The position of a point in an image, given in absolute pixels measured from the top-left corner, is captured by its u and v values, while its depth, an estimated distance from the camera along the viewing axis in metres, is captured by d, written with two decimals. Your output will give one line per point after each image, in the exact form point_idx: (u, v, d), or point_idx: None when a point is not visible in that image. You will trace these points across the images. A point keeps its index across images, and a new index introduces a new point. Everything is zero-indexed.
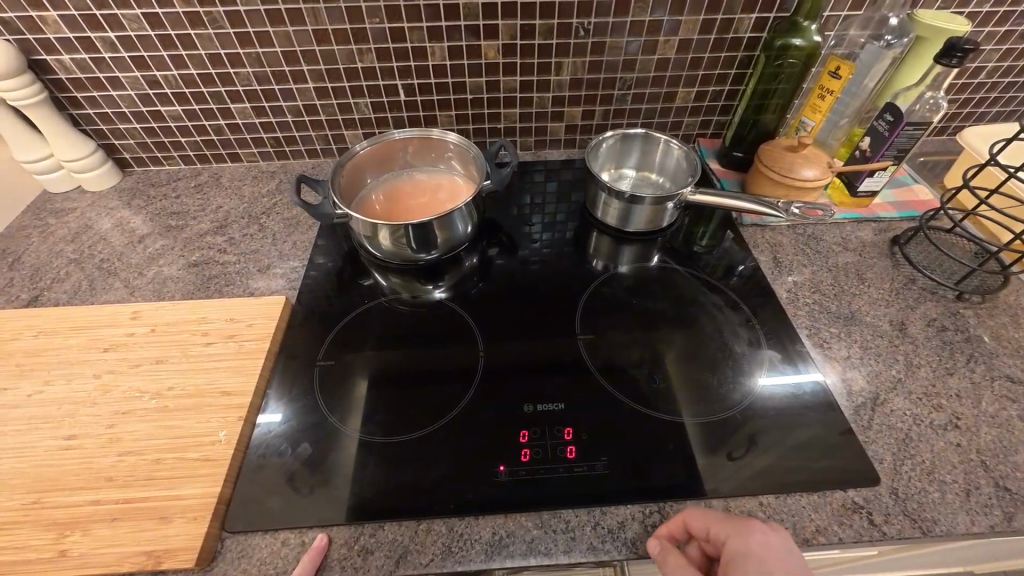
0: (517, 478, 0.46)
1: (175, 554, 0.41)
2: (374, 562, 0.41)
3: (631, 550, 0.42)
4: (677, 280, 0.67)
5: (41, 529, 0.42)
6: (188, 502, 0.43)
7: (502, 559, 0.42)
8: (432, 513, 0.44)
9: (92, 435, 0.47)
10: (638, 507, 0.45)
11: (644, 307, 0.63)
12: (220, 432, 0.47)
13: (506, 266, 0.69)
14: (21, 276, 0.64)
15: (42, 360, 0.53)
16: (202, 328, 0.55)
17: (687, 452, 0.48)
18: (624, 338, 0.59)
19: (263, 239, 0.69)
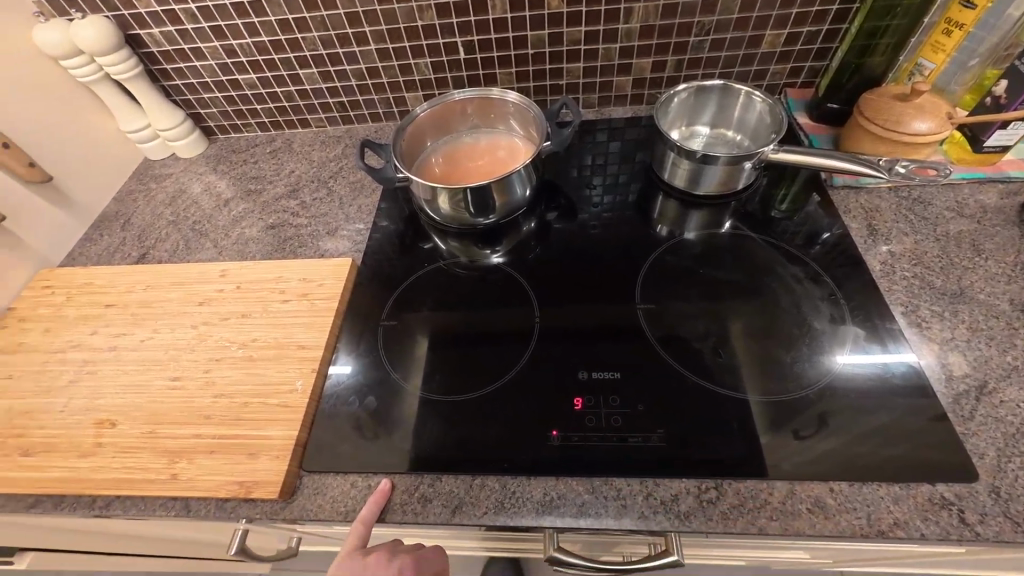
0: (569, 444, 0.46)
1: (263, 486, 0.46)
2: (432, 510, 0.44)
3: (684, 524, 0.41)
4: (751, 248, 0.62)
5: (157, 455, 0.48)
6: (271, 443, 0.48)
7: (553, 518, 0.43)
8: (486, 470, 0.46)
9: (193, 378, 0.53)
10: (694, 482, 0.43)
11: (712, 276, 0.59)
12: (296, 382, 0.52)
13: (564, 231, 0.67)
14: (131, 236, 0.72)
15: (152, 311, 0.60)
16: (280, 287, 0.60)
17: (750, 430, 0.46)
18: (687, 309, 0.56)
19: (332, 203, 0.73)
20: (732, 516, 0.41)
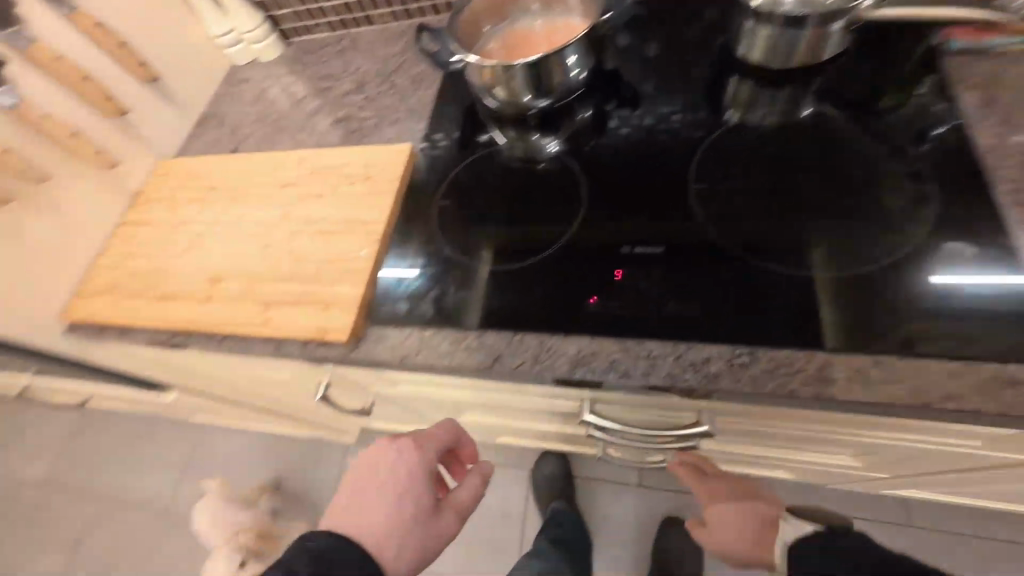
0: (605, 309, 0.48)
1: (335, 330, 0.53)
2: (476, 357, 0.49)
3: (712, 382, 0.43)
4: (844, 143, 0.54)
5: (253, 304, 0.58)
6: (342, 297, 0.55)
7: (585, 371, 0.46)
8: (524, 327, 0.49)
9: (279, 246, 0.61)
10: (728, 347, 0.44)
11: (787, 170, 0.54)
12: (362, 250, 0.58)
13: (630, 136, 0.62)
14: (226, 132, 0.81)
15: (245, 192, 0.68)
16: (348, 171, 0.65)
17: (809, 308, 0.44)
18: (755, 205, 0.52)
19: (394, 96, 0.75)
20: (762, 379, 0.42)
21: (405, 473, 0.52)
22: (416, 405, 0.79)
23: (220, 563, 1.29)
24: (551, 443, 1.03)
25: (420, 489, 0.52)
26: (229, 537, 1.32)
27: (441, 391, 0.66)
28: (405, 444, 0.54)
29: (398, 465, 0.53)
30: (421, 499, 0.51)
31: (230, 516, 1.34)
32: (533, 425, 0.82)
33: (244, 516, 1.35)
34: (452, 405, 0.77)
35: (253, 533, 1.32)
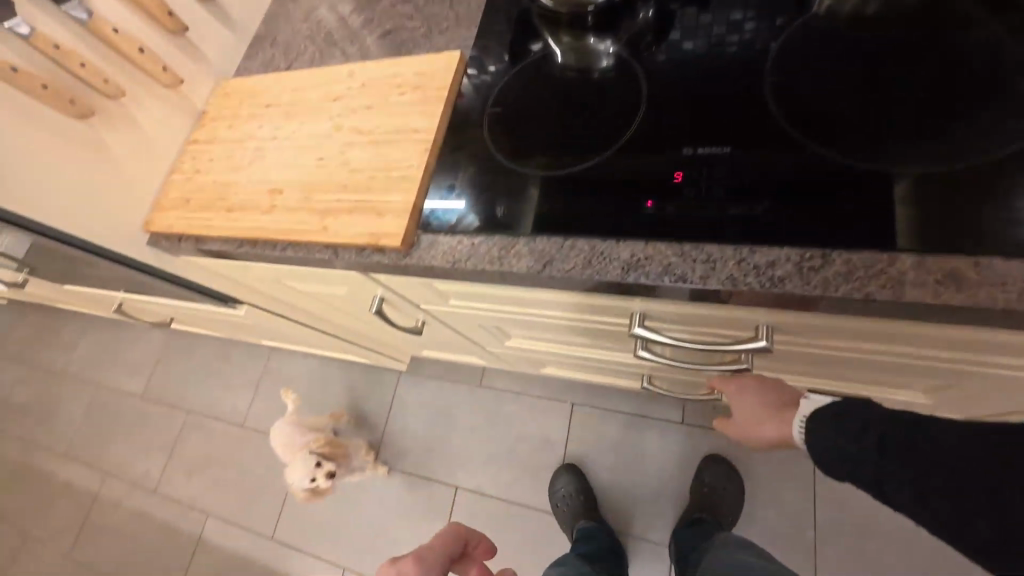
0: (662, 213, 0.46)
1: (388, 236, 0.54)
2: (525, 263, 0.49)
3: (777, 286, 0.40)
4: (950, 43, 0.48)
5: (312, 213, 0.60)
6: (394, 206, 0.56)
7: (638, 275, 0.45)
8: (577, 233, 0.48)
9: (333, 158, 0.62)
10: (797, 250, 0.41)
11: (880, 71, 0.48)
12: (413, 160, 0.58)
13: (695, 51, 0.55)
14: (278, 51, 0.81)
15: (299, 108, 0.69)
16: (397, 82, 0.64)
17: (901, 205, 0.40)
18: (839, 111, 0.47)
19: (442, 4, 0.72)
20: (835, 282, 0.39)
21: None
22: (464, 324, 0.81)
23: (295, 468, 1.30)
24: (596, 372, 1.05)
25: None
26: (300, 448, 1.34)
27: (492, 307, 0.68)
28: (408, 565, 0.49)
29: None
30: None
31: (295, 431, 1.37)
32: (580, 348, 0.83)
33: (310, 432, 1.38)
34: (501, 325, 0.79)
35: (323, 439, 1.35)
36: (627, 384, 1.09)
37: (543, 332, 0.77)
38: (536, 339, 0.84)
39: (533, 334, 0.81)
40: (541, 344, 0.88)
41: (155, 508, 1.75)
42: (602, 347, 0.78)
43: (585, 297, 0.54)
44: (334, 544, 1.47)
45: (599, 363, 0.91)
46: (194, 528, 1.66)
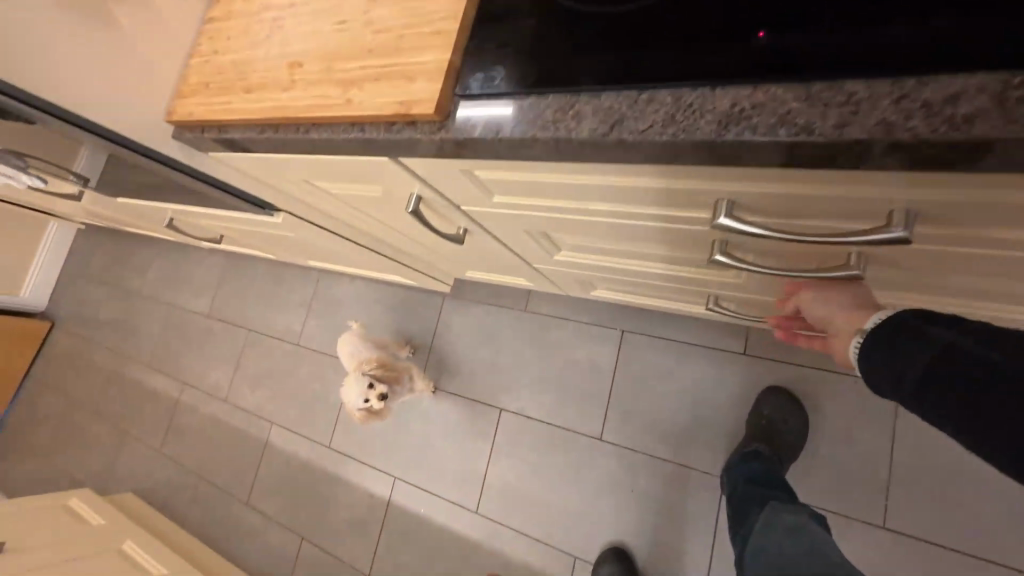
0: (780, 44, 0.35)
1: (420, 104, 0.45)
2: (586, 126, 0.39)
3: (952, 130, 0.30)
4: None
5: (334, 86, 0.51)
6: (427, 68, 0.46)
7: (740, 130, 0.35)
8: (658, 80, 0.37)
9: (356, 20, 0.53)
10: (990, 76, 0.29)
11: None
12: (448, 14, 0.48)
13: None
14: None
15: None
16: None
17: None
18: None
19: None
20: None
21: None
22: (509, 230, 0.73)
23: (352, 387, 1.32)
24: (653, 292, 0.96)
25: None
26: (357, 366, 1.35)
27: (544, 202, 0.59)
28: None
29: None
30: None
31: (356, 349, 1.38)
32: (639, 258, 0.74)
33: (370, 351, 1.39)
34: (553, 230, 0.70)
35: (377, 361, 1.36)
36: (687, 307, 1.00)
37: (599, 236, 0.68)
38: (590, 248, 0.75)
39: (587, 239, 0.72)
40: (594, 255, 0.80)
41: (227, 414, 1.91)
42: (667, 255, 0.68)
43: (654, 177, 0.44)
44: (385, 455, 1.55)
45: (659, 278, 0.81)
46: (261, 434, 1.80)
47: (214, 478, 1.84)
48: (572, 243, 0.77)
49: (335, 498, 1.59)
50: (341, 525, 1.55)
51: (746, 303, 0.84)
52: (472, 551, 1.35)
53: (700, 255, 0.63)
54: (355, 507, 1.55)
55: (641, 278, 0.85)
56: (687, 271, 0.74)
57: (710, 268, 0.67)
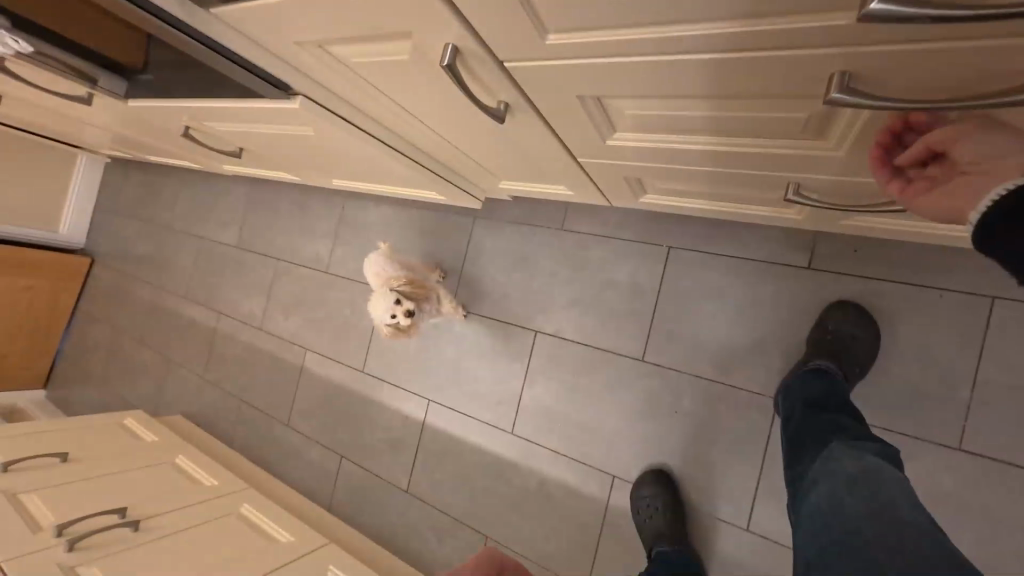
0: None
1: None
2: None
3: None
4: None
5: None
6: None
7: None
8: None
9: None
10: None
11: None
12: None
13: None
14: None
15: None
16: None
17: None
18: None
19: None
20: None
21: None
22: (563, 86, 0.63)
23: (378, 300, 1.28)
24: (718, 184, 0.84)
25: None
26: (383, 281, 1.31)
27: (611, 23, 0.50)
28: None
29: None
30: None
31: (380, 266, 1.31)
32: (719, 117, 0.62)
33: (400, 268, 1.33)
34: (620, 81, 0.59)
35: (405, 278, 1.31)
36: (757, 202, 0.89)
37: (673, 84, 0.57)
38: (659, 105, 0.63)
39: (657, 94, 0.60)
40: (657, 124, 0.69)
41: (262, 341, 1.93)
42: (759, 99, 0.56)
43: None
44: (419, 377, 1.54)
45: (733, 155, 0.70)
46: (296, 359, 1.83)
47: (256, 401, 1.90)
48: (630, 111, 0.67)
49: (372, 418, 1.61)
50: (378, 444, 1.58)
51: (838, 182, 0.71)
52: (509, 468, 1.35)
53: (809, 102, 0.54)
54: (392, 427, 1.57)
55: (709, 161, 0.73)
56: (776, 129, 0.62)
57: (770, 123, 0.61)
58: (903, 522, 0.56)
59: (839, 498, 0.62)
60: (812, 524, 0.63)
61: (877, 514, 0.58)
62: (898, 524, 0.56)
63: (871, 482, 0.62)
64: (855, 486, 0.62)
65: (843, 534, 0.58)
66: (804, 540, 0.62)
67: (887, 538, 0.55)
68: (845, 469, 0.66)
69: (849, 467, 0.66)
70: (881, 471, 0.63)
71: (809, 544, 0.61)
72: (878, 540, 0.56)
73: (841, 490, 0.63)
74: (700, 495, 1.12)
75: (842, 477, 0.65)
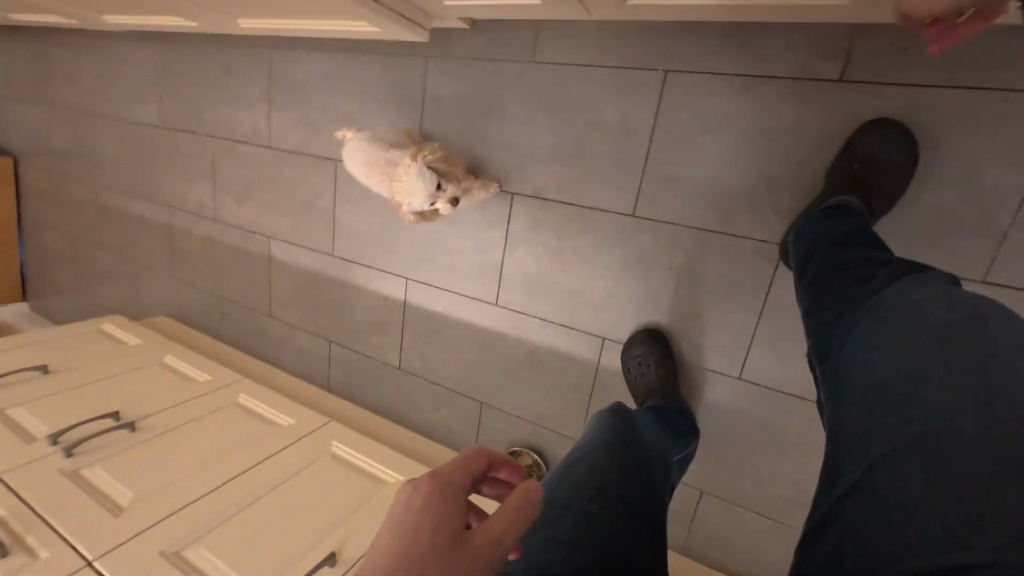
0: None
1: None
2: None
3: None
4: None
5: None
6: None
7: None
8: None
9: None
10: None
11: None
12: None
13: None
14: None
15: None
16: None
17: None
18: None
19: None
20: None
21: (425, 513, 0.46)
22: None
23: (416, 184, 1.05)
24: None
25: (435, 518, 0.46)
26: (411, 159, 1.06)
27: None
28: (425, 487, 0.48)
29: (409, 508, 0.46)
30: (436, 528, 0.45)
31: (366, 153, 1.12)
32: None
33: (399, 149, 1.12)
34: None
35: (440, 153, 1.08)
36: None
37: None
38: None
39: None
40: None
41: (221, 232, 1.77)
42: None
43: None
44: (393, 257, 1.42)
45: None
46: (261, 250, 1.69)
47: (232, 295, 1.82)
48: None
49: (352, 303, 1.53)
50: (363, 327, 1.54)
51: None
52: (496, 340, 1.32)
53: None
54: (374, 310, 1.50)
55: None
56: None
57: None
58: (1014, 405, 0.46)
59: (902, 352, 0.55)
60: (878, 404, 0.53)
61: (966, 386, 0.49)
62: (1006, 412, 0.46)
63: (972, 342, 0.51)
64: (940, 341, 0.53)
65: (911, 406, 0.51)
66: (866, 423, 0.53)
67: (974, 419, 0.47)
68: (923, 315, 0.56)
69: (931, 312, 0.56)
70: (983, 323, 0.53)
71: (874, 431, 0.52)
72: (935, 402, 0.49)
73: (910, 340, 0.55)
74: (692, 351, 1.09)
75: (918, 323, 0.56)
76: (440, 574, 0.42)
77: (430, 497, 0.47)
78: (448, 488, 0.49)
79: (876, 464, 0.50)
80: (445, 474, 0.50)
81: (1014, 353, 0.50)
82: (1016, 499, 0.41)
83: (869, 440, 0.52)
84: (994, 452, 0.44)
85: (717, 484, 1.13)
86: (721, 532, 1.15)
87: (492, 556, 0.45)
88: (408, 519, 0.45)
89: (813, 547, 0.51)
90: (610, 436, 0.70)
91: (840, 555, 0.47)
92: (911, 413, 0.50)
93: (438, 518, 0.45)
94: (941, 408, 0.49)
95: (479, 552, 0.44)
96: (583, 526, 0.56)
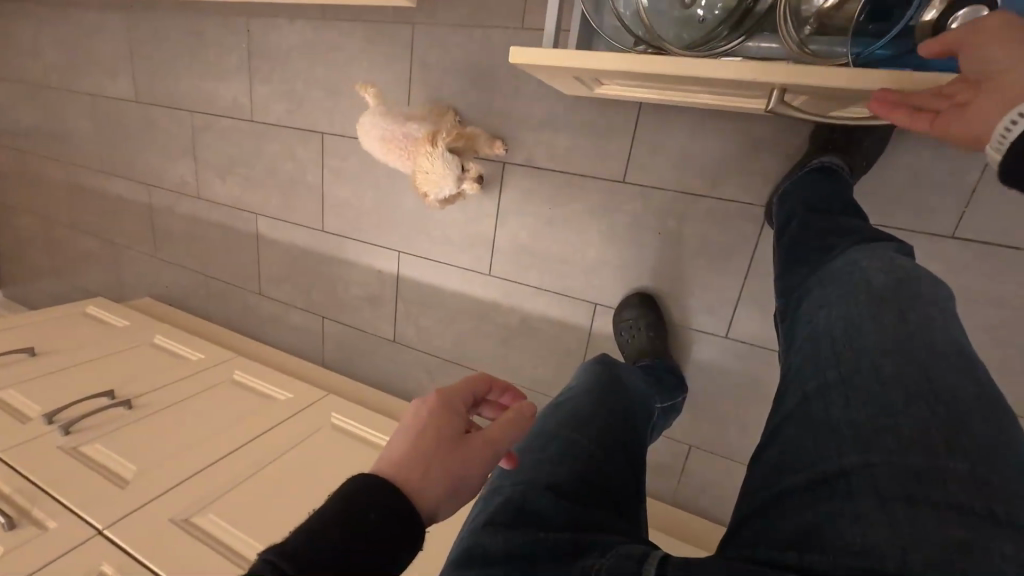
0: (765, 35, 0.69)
1: None
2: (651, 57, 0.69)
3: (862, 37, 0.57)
4: None
5: None
6: None
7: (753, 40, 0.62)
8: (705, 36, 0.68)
9: None
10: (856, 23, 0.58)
11: None
12: None
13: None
14: None
15: None
16: None
17: None
18: None
19: None
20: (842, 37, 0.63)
21: (432, 422, 0.54)
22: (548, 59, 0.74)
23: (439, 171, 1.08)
24: (710, 84, 0.73)
25: (441, 425, 0.53)
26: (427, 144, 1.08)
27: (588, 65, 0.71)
28: (431, 404, 0.56)
29: (417, 419, 0.54)
30: (441, 431, 0.53)
31: (382, 130, 1.12)
32: None
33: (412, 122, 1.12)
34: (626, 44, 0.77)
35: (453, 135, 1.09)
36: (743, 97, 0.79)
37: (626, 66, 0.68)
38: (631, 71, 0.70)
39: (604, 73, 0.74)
40: None
41: (205, 210, 1.74)
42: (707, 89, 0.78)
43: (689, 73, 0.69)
44: (384, 229, 1.42)
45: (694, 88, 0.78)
46: (248, 227, 1.67)
47: (220, 274, 1.80)
48: None
49: (344, 277, 1.53)
50: (357, 301, 1.54)
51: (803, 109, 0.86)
52: (490, 309, 1.34)
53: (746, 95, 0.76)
54: (366, 283, 1.51)
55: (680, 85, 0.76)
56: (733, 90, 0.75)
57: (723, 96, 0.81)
58: (934, 353, 0.50)
59: (848, 312, 0.58)
60: (820, 352, 0.57)
61: (904, 342, 0.51)
62: (927, 357, 0.49)
63: (903, 298, 0.55)
64: (883, 302, 0.56)
65: (851, 357, 0.53)
66: (809, 366, 0.57)
67: (912, 370, 0.49)
68: (868, 278, 0.60)
69: (876, 276, 0.59)
70: (916, 283, 0.56)
71: (813, 370, 0.56)
72: (872, 352, 0.52)
73: (857, 300, 0.58)
74: (680, 311, 1.13)
75: (864, 287, 0.59)
76: (446, 467, 0.51)
77: (434, 410, 0.55)
78: (451, 402, 0.57)
79: (812, 400, 0.53)
80: (446, 391, 0.58)
81: (937, 313, 0.54)
82: (941, 442, 0.43)
83: (812, 385, 0.54)
84: (924, 400, 0.46)
85: (704, 437, 1.19)
86: (708, 482, 1.22)
87: (490, 452, 0.54)
88: (416, 421, 0.53)
89: (756, 463, 0.53)
90: (597, 389, 0.73)
91: (777, 483, 0.49)
92: (850, 362, 0.53)
93: (444, 425, 0.53)
94: (876, 358, 0.51)
95: (480, 450, 0.53)
96: (568, 454, 0.60)
